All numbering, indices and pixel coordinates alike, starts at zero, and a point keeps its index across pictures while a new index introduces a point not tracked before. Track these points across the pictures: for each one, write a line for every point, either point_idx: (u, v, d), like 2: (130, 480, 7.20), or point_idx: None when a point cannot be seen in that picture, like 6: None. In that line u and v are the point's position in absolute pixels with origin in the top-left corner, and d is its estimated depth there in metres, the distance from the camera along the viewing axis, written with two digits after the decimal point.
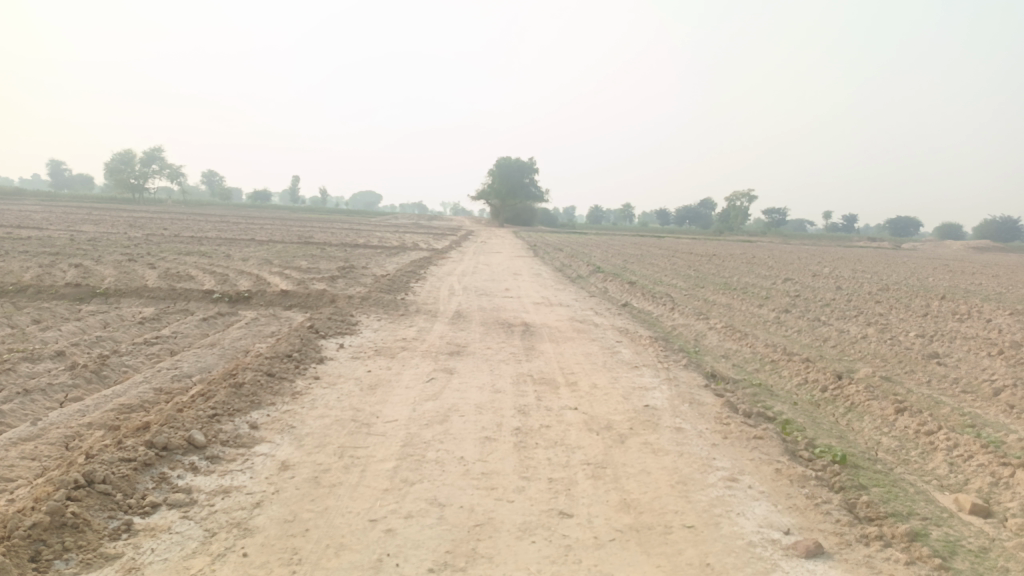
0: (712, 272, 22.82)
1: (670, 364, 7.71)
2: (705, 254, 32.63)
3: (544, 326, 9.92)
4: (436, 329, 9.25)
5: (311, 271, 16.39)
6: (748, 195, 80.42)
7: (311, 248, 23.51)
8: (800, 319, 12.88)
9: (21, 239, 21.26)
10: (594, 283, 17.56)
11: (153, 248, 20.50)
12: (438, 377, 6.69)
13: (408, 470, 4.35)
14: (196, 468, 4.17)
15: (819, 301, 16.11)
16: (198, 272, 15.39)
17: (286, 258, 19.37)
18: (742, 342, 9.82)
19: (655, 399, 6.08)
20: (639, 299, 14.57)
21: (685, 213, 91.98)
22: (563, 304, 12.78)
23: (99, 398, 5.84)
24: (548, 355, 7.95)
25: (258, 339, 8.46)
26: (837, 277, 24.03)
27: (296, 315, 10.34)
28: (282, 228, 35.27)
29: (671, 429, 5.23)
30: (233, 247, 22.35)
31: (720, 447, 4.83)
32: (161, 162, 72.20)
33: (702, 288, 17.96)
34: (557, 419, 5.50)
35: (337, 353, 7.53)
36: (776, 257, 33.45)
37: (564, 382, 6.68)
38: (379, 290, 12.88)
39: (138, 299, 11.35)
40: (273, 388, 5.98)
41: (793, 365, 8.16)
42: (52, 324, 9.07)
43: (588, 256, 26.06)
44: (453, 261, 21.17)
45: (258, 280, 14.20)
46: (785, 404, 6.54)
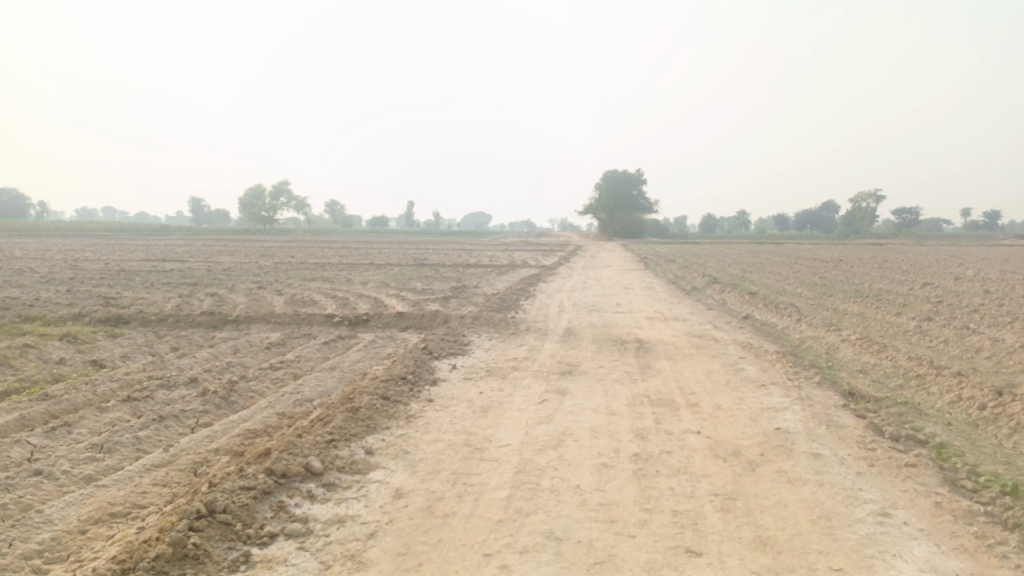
0: (840, 279, 21.44)
1: (800, 381, 7.15)
2: (830, 259, 30.78)
3: (659, 343, 9.54)
4: (548, 348, 9.08)
5: (425, 293, 16.69)
6: (874, 195, 75.64)
7: (424, 269, 24.06)
8: (945, 327, 11.74)
9: (165, 271, 23.02)
10: (711, 295, 16.85)
11: (280, 275, 21.61)
12: (551, 398, 6.49)
13: (522, 500, 4.17)
14: (313, 496, 4.17)
15: (965, 307, 14.68)
16: (319, 296, 16.02)
17: (401, 281, 19.87)
18: (880, 355, 9.02)
19: (786, 421, 5.61)
20: (761, 311, 13.82)
21: (805, 217, 87.64)
22: (679, 318, 12.28)
23: (226, 423, 6.06)
24: (666, 374, 7.58)
25: (375, 362, 8.59)
26: (983, 279, 21.96)
27: (410, 336, 10.48)
28: (398, 251, 36.42)
29: (807, 456, 4.78)
30: (353, 271, 23.21)
31: (866, 477, 4.34)
32: (287, 194, 76.63)
33: (829, 296, 16.85)
34: (678, 444, 5.16)
35: (450, 374, 7.50)
36: (910, 260, 31.03)
37: (684, 403, 6.32)
38: (491, 309, 12.87)
39: (264, 325, 11.90)
40: (388, 411, 5.97)
41: (943, 380, 7.36)
42: (188, 351, 9.63)
43: (704, 266, 25.17)
44: (563, 278, 20.97)
45: (375, 303, 14.60)
46: (937, 425, 5.87)
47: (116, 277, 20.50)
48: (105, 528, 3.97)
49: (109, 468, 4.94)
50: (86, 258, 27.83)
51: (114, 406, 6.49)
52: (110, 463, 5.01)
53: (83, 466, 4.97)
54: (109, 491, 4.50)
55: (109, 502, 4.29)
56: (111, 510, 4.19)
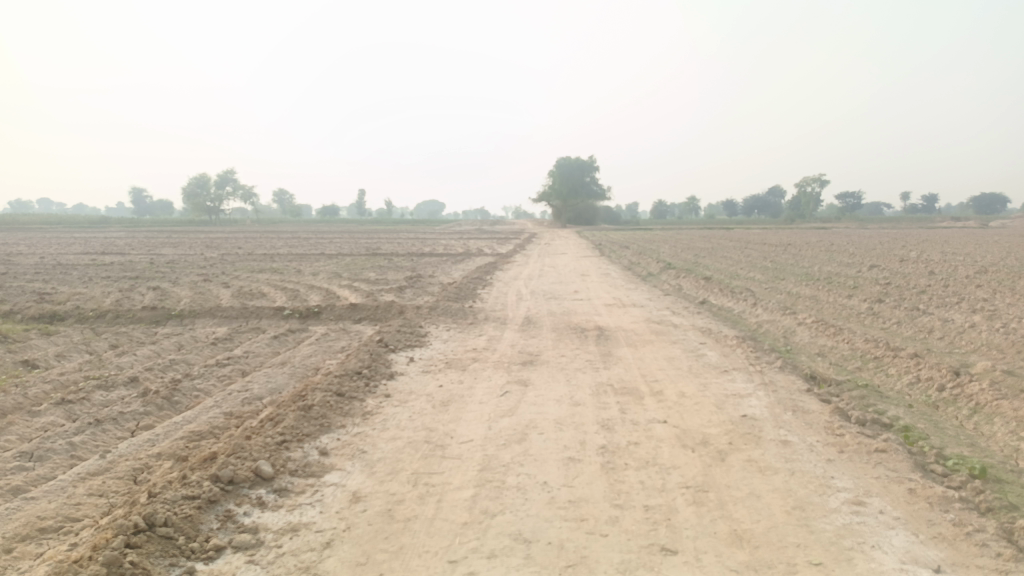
0: (790, 263, 21.77)
1: (763, 366, 7.11)
2: (779, 244, 31.28)
3: (619, 330, 9.43)
4: (508, 338, 8.87)
5: (379, 283, 16.31)
6: (819, 180, 77.42)
7: (378, 259, 23.60)
8: (896, 309, 11.93)
9: (105, 265, 22.07)
10: (667, 281, 16.87)
11: (227, 268, 20.92)
12: (513, 390, 6.30)
13: (488, 500, 3.96)
14: (263, 503, 3.90)
15: (912, 288, 15.00)
16: (269, 289, 15.50)
17: (354, 271, 19.43)
18: (838, 338, 9.07)
19: (753, 408, 5.53)
20: (717, 296, 13.87)
21: (753, 203, 89.25)
22: (637, 305, 12.21)
23: (169, 426, 5.71)
24: (628, 361, 7.46)
25: (328, 356, 8.27)
26: (926, 261, 22.58)
27: (365, 328, 10.17)
28: (350, 241, 35.73)
29: (776, 444, 4.69)
30: (304, 262, 22.60)
31: (837, 464, 4.26)
32: (234, 183, 74.35)
33: (782, 280, 17.04)
34: (646, 435, 5.03)
35: (407, 367, 7.23)
36: (856, 243, 31.69)
37: (649, 392, 6.20)
38: (447, 299, 12.60)
39: (211, 320, 11.41)
40: (343, 408, 5.69)
41: (900, 362, 7.42)
42: (128, 348, 9.14)
43: (658, 252, 25.28)
44: (519, 265, 20.82)
45: (328, 294, 14.19)
46: (899, 407, 5.88)
47: (52, 271, 19.55)
48: (33, 546, 3.62)
49: (40, 478, 4.56)
50: (20, 252, 26.52)
51: (46, 410, 6.05)
52: (40, 473, 4.63)
53: (10, 476, 4.58)
54: (37, 504, 4.14)
55: (38, 517, 3.93)
56: (40, 525, 3.83)
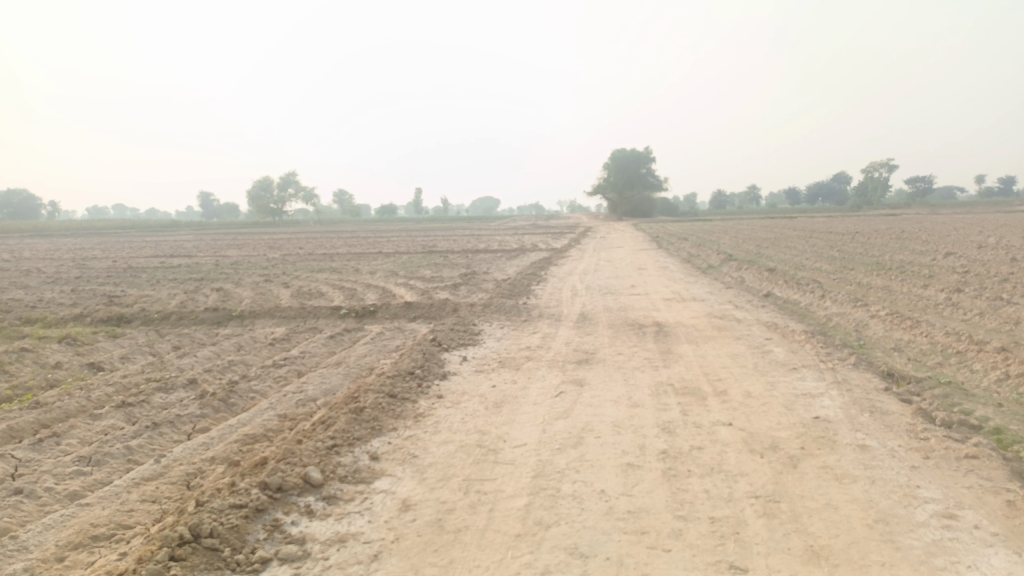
0: (859, 252, 20.85)
1: (834, 363, 6.69)
2: (846, 232, 30.03)
3: (679, 326, 9.09)
4: (563, 335, 8.64)
5: (434, 280, 16.29)
6: (887, 165, 74.30)
7: (434, 257, 23.67)
8: (977, 299, 11.21)
9: (172, 267, 22.75)
10: (728, 274, 16.32)
11: (287, 268, 21.29)
12: (569, 391, 6.08)
13: (542, 509, 3.77)
14: (311, 512, 3.79)
15: (994, 276, 14.10)
16: (326, 288, 15.65)
17: (409, 269, 19.48)
18: (915, 331, 8.52)
19: (825, 409, 5.17)
20: (781, 288, 13.33)
21: (817, 190, 86.42)
22: (698, 299, 11.80)
23: (224, 429, 5.70)
24: (689, 359, 7.15)
25: (382, 356, 8.20)
26: (1007, 246, 21.29)
27: (419, 327, 10.09)
28: (407, 239, 36.04)
29: (853, 449, 4.35)
30: (361, 261, 22.82)
31: (923, 472, 3.91)
32: (295, 185, 75.92)
33: (851, 270, 16.28)
34: (709, 438, 4.75)
35: (460, 367, 7.09)
36: (929, 230, 30.18)
37: (712, 392, 5.89)
38: (502, 295, 12.44)
39: (269, 320, 11.54)
40: (395, 411, 5.57)
41: (987, 356, 6.89)
42: (189, 349, 9.28)
43: (718, 244, 24.59)
44: (575, 260, 20.52)
45: (383, 293, 14.21)
46: (988, 407, 5.42)
47: (122, 275, 20.22)
48: (85, 554, 3.61)
49: (97, 483, 4.59)
50: (94, 257, 27.60)
51: (108, 413, 6.14)
52: (97, 478, 4.66)
53: (69, 481, 4.62)
54: (92, 510, 4.14)
55: (92, 524, 3.92)
56: (92, 532, 3.82)
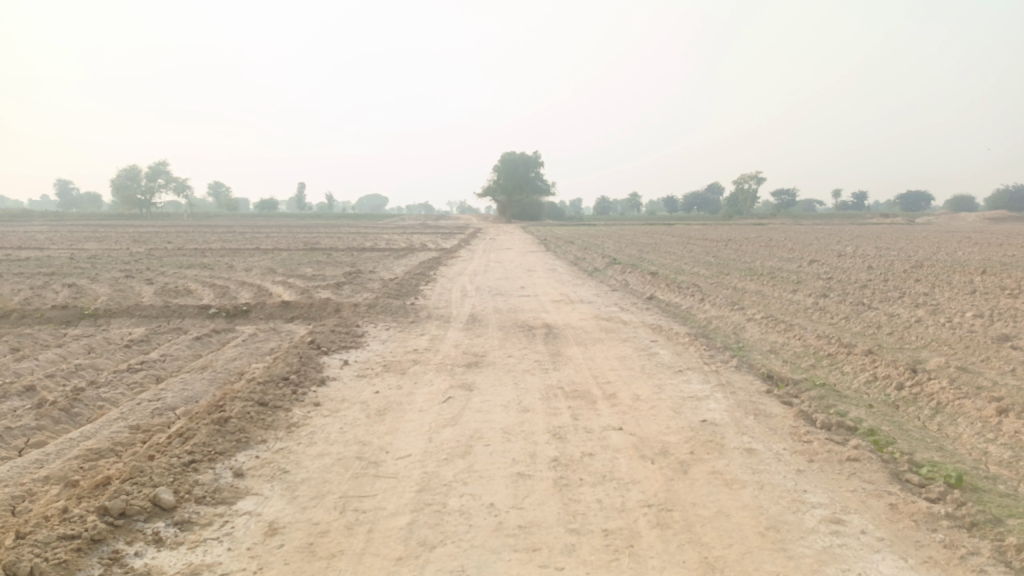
0: (733, 258, 21.83)
1: (718, 365, 6.79)
2: (720, 239, 31.48)
3: (568, 328, 9.02)
4: (451, 337, 8.35)
5: (316, 279, 15.55)
6: (756, 177, 78.92)
7: (316, 254, 22.73)
8: (841, 304, 11.90)
9: (18, 260, 20.59)
10: (613, 277, 16.59)
11: (153, 263, 19.73)
12: (456, 396, 5.80)
13: (426, 528, 3.47)
14: (160, 540, 3.32)
15: (854, 283, 15.07)
16: (197, 286, 14.57)
17: (289, 267, 18.53)
18: (789, 334, 8.86)
19: (712, 412, 5.18)
20: (664, 291, 13.64)
21: (693, 199, 90.68)
22: (585, 301, 11.84)
23: (63, 443, 5.00)
24: (578, 362, 7.05)
25: (254, 360, 7.59)
26: (863, 255, 22.97)
27: (298, 328, 9.50)
28: (288, 235, 34.54)
29: (741, 453, 4.32)
30: (236, 258, 21.53)
31: (809, 476, 3.92)
32: (166, 176, 71.31)
33: (727, 275, 16.95)
34: (600, 444, 4.61)
35: (341, 371, 6.65)
36: (793, 238, 32.24)
37: (601, 395, 5.79)
38: (387, 296, 11.98)
39: (128, 320, 10.53)
40: (264, 421, 5.09)
41: (856, 359, 7.21)
42: (29, 352, 8.25)
43: (603, 248, 25.08)
44: (463, 261, 20.28)
45: (260, 291, 13.37)
46: (860, 408, 5.63)
47: None
48: None
49: None
50: None
51: None
52: None
53: None
54: None
55: None
56: None
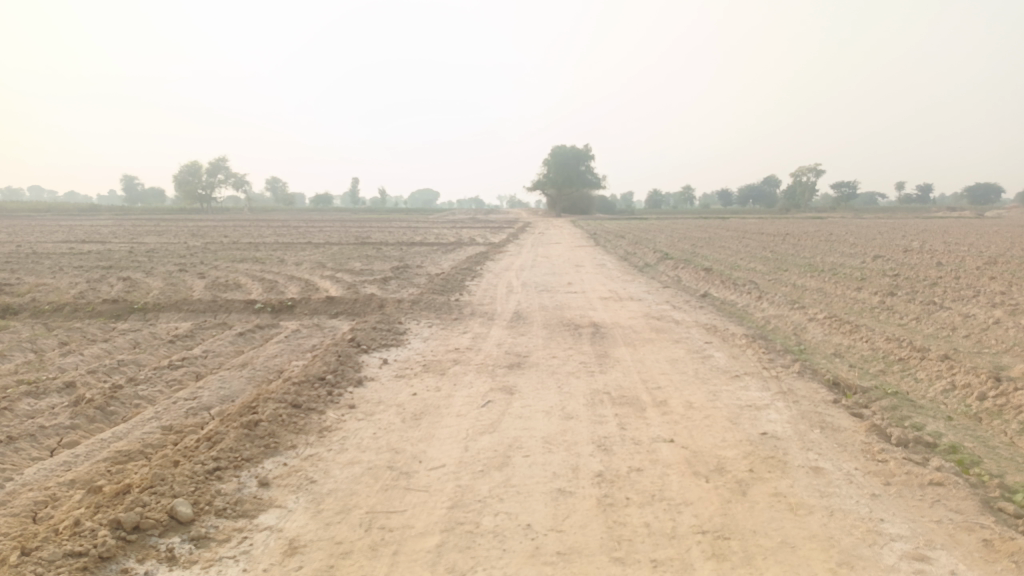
0: (791, 253, 20.98)
1: (778, 370, 6.33)
2: (777, 233, 30.43)
3: (617, 327, 8.63)
4: (495, 336, 8.06)
5: (363, 274, 15.48)
6: (814, 169, 76.44)
7: (365, 249, 22.79)
8: (910, 303, 11.19)
9: (81, 254, 21.18)
10: (665, 272, 16.08)
11: (207, 257, 20.01)
12: (497, 400, 5.50)
13: (456, 551, 3.18)
14: (172, 558, 3.13)
15: (923, 280, 14.23)
16: (245, 280, 14.64)
17: (338, 261, 18.53)
18: (854, 336, 8.29)
19: (773, 424, 4.75)
20: (718, 288, 13.10)
21: (748, 192, 88.52)
22: (636, 298, 11.41)
23: (94, 444, 4.90)
24: (626, 364, 6.68)
25: (294, 357, 7.44)
26: (931, 250, 21.82)
27: (340, 325, 9.36)
28: (340, 230, 34.89)
29: (806, 473, 3.91)
30: (287, 252, 21.70)
31: (885, 502, 3.49)
32: (225, 171, 73.07)
33: (785, 271, 16.24)
34: (649, 459, 4.24)
35: (379, 371, 6.43)
36: (855, 233, 31.02)
37: (651, 402, 5.41)
38: (432, 291, 11.77)
39: (176, 314, 10.56)
40: (296, 424, 4.89)
41: (930, 364, 6.65)
42: (77, 347, 8.29)
43: (654, 242, 24.47)
44: (512, 255, 20.02)
45: (307, 286, 13.34)
46: (938, 421, 5.11)
47: (22, 261, 18.64)
48: None
49: None
50: None
51: None
52: None
53: None
54: None
55: None
56: None
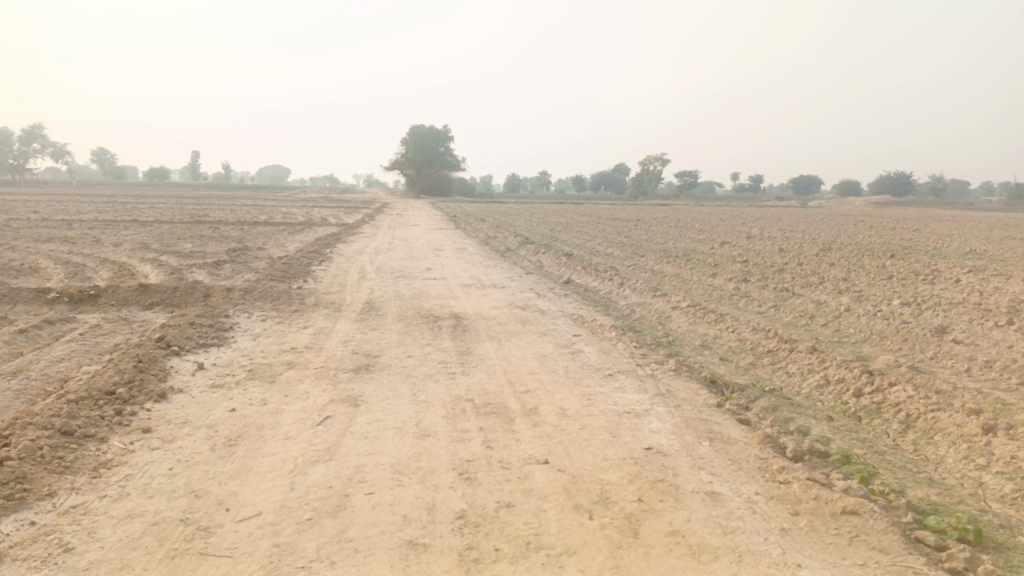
0: (647, 238, 21.30)
1: (654, 368, 5.83)
2: (630, 219, 31.00)
3: (478, 318, 7.88)
4: (341, 332, 7.03)
5: (194, 256, 13.73)
6: (661, 159, 79.88)
7: (201, 228, 20.57)
8: (764, 289, 11.34)
9: None
10: (526, 257, 15.58)
11: (5, 236, 17.14)
12: (337, 416, 4.54)
13: None
14: None
15: (771, 266, 14.65)
16: (46, 263, 12.48)
17: (167, 242, 16.47)
18: (720, 325, 8.06)
19: (657, 437, 4.16)
20: (580, 274, 12.73)
21: (600, 179, 91.23)
22: (497, 285, 10.73)
23: None
24: (490, 363, 5.93)
25: (85, 362, 6.03)
26: (772, 237, 22.96)
27: (155, 318, 7.93)
28: (175, 207, 31.76)
29: (703, 502, 3.31)
30: (108, 231, 19.13)
31: (798, 540, 2.96)
32: (41, 139, 65.12)
33: (643, 256, 16.24)
34: (522, 489, 3.50)
35: (191, 380, 5.24)
36: (701, 219, 32.45)
37: (520, 411, 4.68)
38: (271, 278, 10.44)
39: None
40: (61, 462, 3.70)
41: (800, 356, 6.43)
42: None
43: (514, 226, 23.98)
44: (366, 237, 18.80)
45: (122, 271, 11.50)
46: (822, 423, 4.76)
47: None
48: None
49: None
50: None
51: None
52: None
53: None
54: None
55: None
56: None
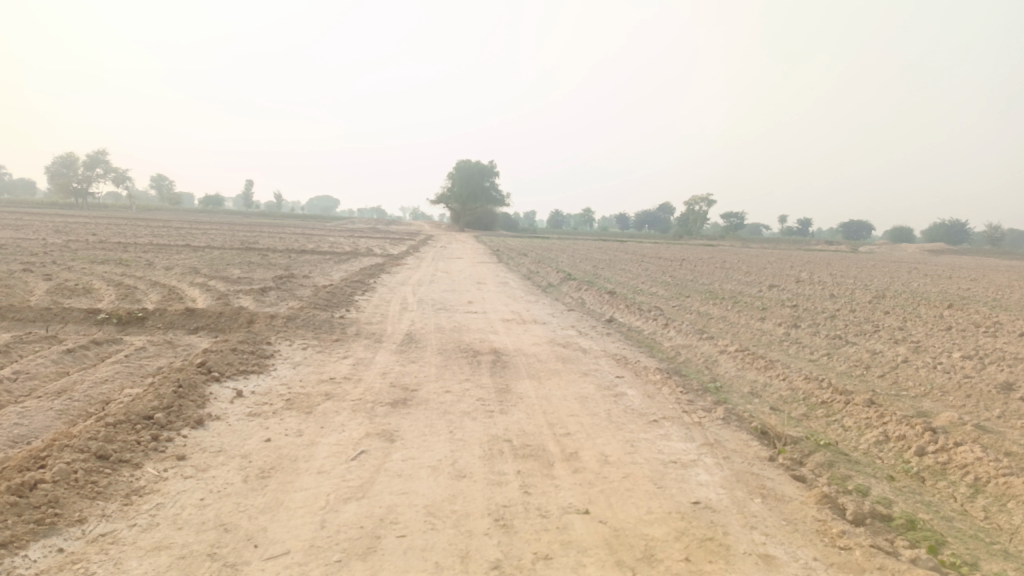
0: (692, 279, 20.96)
1: (701, 415, 5.59)
2: (675, 259, 30.62)
3: (519, 355, 7.74)
4: (380, 363, 6.95)
5: (241, 282, 13.92)
6: (707, 200, 79.25)
7: (250, 255, 20.94)
8: (815, 336, 10.96)
9: None
10: (568, 294, 15.42)
11: (63, 257, 17.67)
12: (372, 451, 4.42)
13: None
14: None
15: (821, 312, 14.21)
16: (99, 284, 12.78)
17: (216, 267, 16.76)
18: (769, 372, 7.76)
19: (705, 490, 3.93)
20: (623, 313, 12.52)
21: (645, 218, 90.86)
22: (539, 322, 10.59)
23: None
24: (530, 402, 5.76)
25: (127, 385, 6.05)
26: (822, 282, 22.37)
27: (198, 343, 7.98)
28: (226, 233, 32.52)
29: (755, 566, 3.08)
30: (160, 254, 19.59)
31: None
32: (105, 165, 67.71)
33: (688, 297, 15.92)
34: (561, 540, 3.32)
35: (228, 407, 5.20)
36: (747, 261, 31.90)
37: (560, 455, 4.51)
38: (314, 306, 10.49)
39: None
40: (94, 487, 3.65)
41: (856, 409, 6.11)
42: None
43: (557, 262, 23.87)
44: (410, 269, 18.89)
45: (170, 294, 11.69)
46: (882, 482, 4.47)
47: None
48: None
49: None
50: None
51: None
52: None
53: None
54: None
55: None
56: None
